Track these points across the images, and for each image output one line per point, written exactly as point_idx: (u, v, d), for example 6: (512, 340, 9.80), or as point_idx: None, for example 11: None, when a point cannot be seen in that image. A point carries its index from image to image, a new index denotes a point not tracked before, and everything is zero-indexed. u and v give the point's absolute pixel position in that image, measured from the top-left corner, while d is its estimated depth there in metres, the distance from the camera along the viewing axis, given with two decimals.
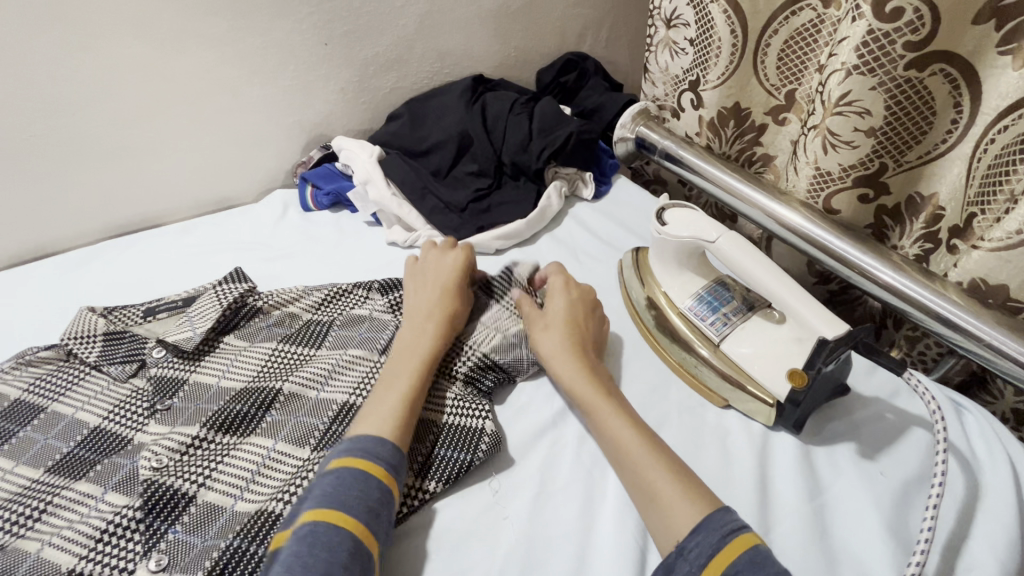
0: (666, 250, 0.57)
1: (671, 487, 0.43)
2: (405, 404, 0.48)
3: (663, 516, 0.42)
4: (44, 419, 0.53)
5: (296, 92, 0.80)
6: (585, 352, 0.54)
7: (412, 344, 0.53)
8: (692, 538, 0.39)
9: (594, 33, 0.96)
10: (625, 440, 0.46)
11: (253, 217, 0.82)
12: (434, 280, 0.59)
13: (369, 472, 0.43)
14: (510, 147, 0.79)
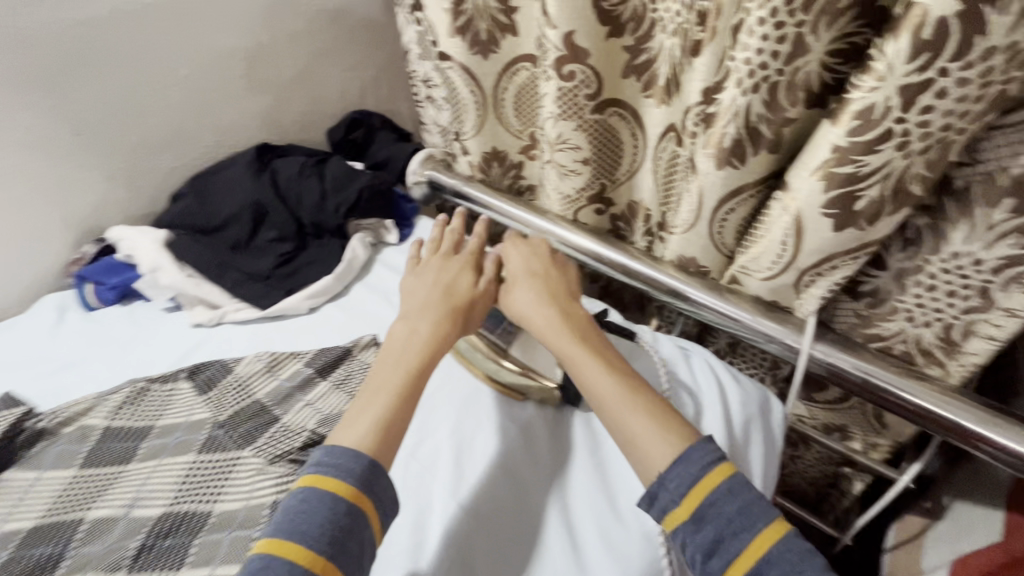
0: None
1: (645, 431, 0.51)
2: (396, 402, 0.53)
3: (644, 459, 0.50)
4: None
5: (50, 191, 0.74)
6: (566, 304, 0.63)
7: (436, 333, 0.59)
8: (671, 470, 0.48)
9: (374, 89, 1.01)
10: (605, 392, 0.55)
11: (22, 329, 0.73)
12: (437, 272, 0.67)
13: (340, 494, 0.46)
14: (307, 210, 0.82)
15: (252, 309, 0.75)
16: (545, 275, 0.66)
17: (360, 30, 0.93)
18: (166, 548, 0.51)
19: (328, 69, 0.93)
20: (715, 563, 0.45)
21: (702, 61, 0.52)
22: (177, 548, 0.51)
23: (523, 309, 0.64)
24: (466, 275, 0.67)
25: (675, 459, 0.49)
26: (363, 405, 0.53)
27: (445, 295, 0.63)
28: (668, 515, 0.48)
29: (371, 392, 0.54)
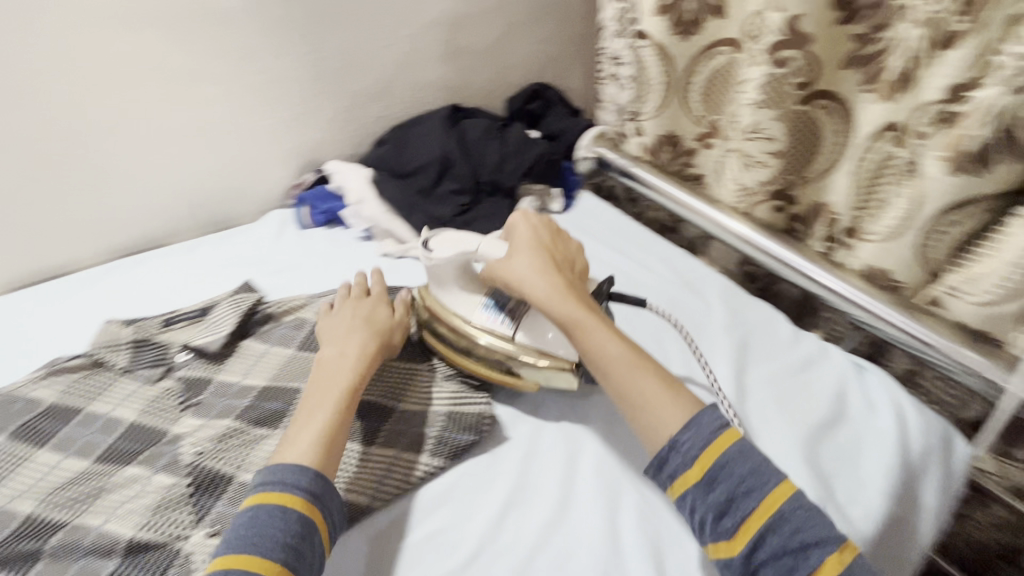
0: (441, 274, 0.64)
1: (658, 409, 0.50)
2: (335, 417, 0.51)
3: (653, 427, 0.50)
4: (83, 417, 0.59)
5: (292, 122, 0.88)
6: (570, 275, 0.60)
7: (586, 293, 0.58)
8: (683, 433, 0.48)
9: (557, 65, 1.09)
10: (611, 353, 0.53)
11: (254, 235, 0.89)
12: (352, 310, 0.63)
13: (290, 506, 0.45)
14: (487, 168, 0.90)
15: None
16: (544, 243, 0.62)
17: (545, 11, 1.02)
18: (366, 428, 0.58)
19: (517, 41, 1.02)
20: (727, 524, 0.45)
21: (953, 56, 0.52)
22: (370, 429, 0.58)
23: (522, 281, 0.59)
24: (382, 307, 0.65)
25: (686, 423, 0.49)
26: (295, 428, 0.50)
27: (366, 324, 0.61)
28: (678, 479, 0.48)
29: (311, 408, 0.52)
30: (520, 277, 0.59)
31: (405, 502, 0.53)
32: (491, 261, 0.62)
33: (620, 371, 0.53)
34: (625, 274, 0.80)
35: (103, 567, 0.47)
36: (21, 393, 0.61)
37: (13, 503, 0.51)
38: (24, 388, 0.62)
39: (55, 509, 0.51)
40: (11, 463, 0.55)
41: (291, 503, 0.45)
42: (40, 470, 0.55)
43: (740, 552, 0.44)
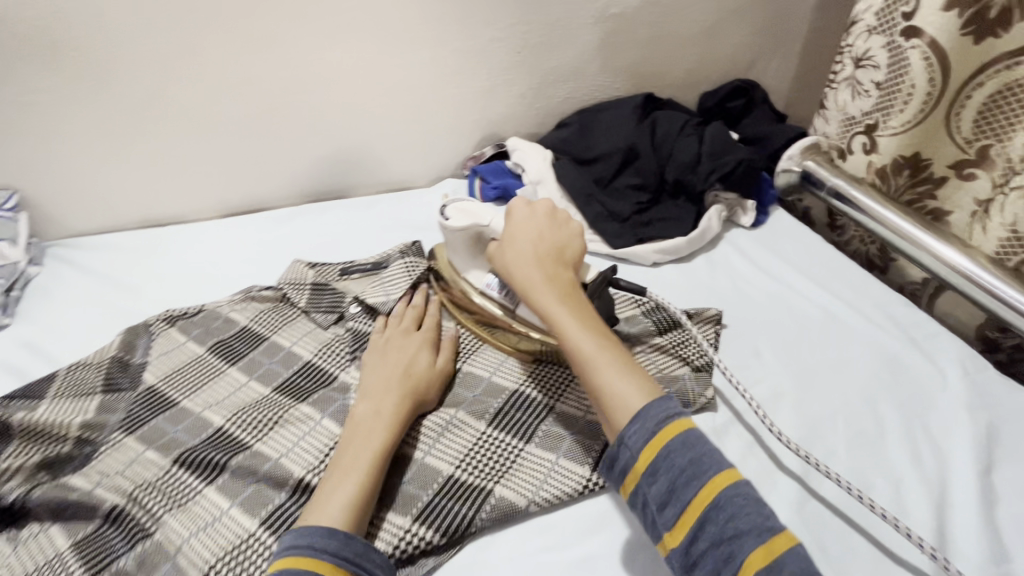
0: (453, 243, 0.60)
1: (617, 409, 0.43)
2: (366, 484, 0.45)
3: (610, 423, 0.43)
4: (267, 346, 0.63)
5: (484, 93, 0.86)
6: (547, 261, 0.52)
7: (523, 270, 0.52)
8: (631, 430, 0.41)
9: (767, 61, 0.97)
10: (583, 347, 0.46)
11: (426, 201, 0.89)
12: (397, 351, 0.56)
13: (318, 571, 0.39)
14: (675, 166, 0.81)
15: (603, 245, 0.77)
16: (540, 230, 0.54)
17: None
18: (524, 424, 0.54)
19: (730, 30, 0.91)
20: (668, 516, 0.39)
21: None
22: (529, 426, 0.54)
23: (509, 269, 0.53)
24: (424, 355, 0.56)
25: (637, 415, 0.42)
26: (328, 487, 0.45)
27: (406, 377, 0.53)
28: (626, 476, 0.41)
29: (343, 465, 0.46)
30: (506, 248, 0.54)
31: (564, 514, 0.48)
32: (496, 244, 0.56)
33: (588, 364, 0.45)
34: (826, 312, 0.68)
35: (275, 498, 0.48)
36: (222, 312, 0.67)
37: (206, 413, 0.56)
38: (223, 308, 0.68)
39: (240, 429, 0.54)
40: (210, 373, 0.60)
41: (316, 570, 0.39)
42: (231, 387, 0.59)
43: (678, 547, 0.38)
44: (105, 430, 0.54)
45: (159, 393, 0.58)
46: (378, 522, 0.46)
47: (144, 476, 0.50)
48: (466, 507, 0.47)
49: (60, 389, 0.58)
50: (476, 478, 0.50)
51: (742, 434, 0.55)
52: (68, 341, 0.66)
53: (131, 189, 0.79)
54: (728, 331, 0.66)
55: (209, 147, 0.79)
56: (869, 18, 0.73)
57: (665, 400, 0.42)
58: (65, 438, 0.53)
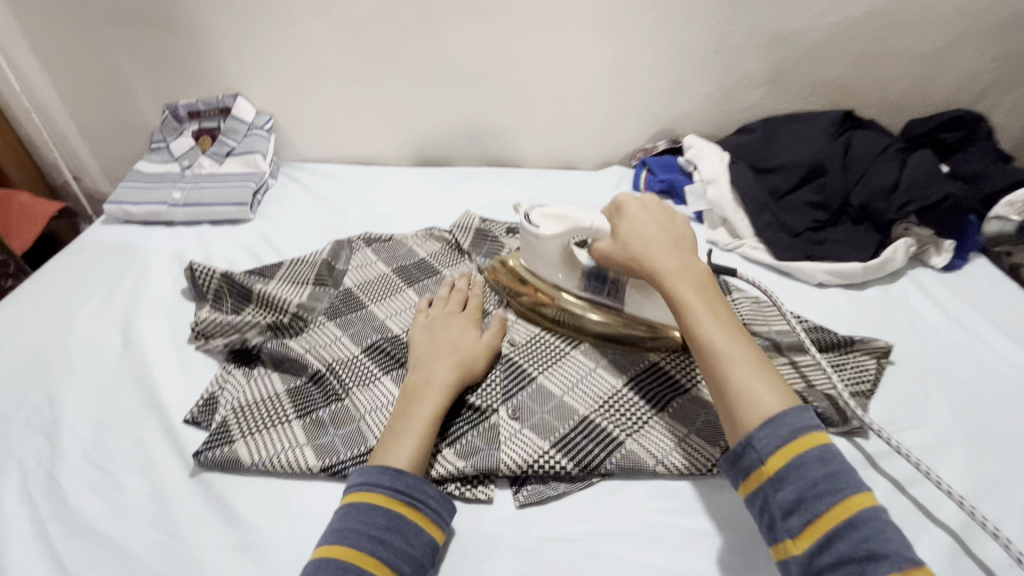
0: (542, 253, 0.59)
1: (753, 400, 0.42)
2: (424, 438, 0.48)
3: (738, 423, 0.42)
4: (440, 277, 0.72)
5: (671, 88, 0.88)
6: (681, 254, 0.51)
7: (653, 257, 0.51)
8: (761, 435, 0.40)
9: (1000, 94, 0.86)
10: (714, 339, 0.45)
11: (591, 181, 0.93)
12: (440, 329, 0.58)
13: (372, 502, 0.43)
14: (865, 190, 0.75)
15: (766, 255, 0.76)
16: (666, 225, 0.54)
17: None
18: (661, 393, 0.55)
19: (962, 54, 0.83)
20: (794, 524, 0.38)
21: None
22: (665, 396, 0.55)
23: (636, 256, 0.52)
24: (469, 331, 0.58)
25: (772, 419, 0.41)
26: (384, 444, 0.47)
27: (452, 350, 0.55)
28: (749, 476, 0.41)
29: (399, 425, 0.49)
30: (631, 235, 0.53)
31: (690, 488, 0.50)
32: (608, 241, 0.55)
33: (715, 355, 0.44)
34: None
35: None
36: (407, 243, 0.77)
37: (387, 322, 0.65)
38: (408, 240, 0.78)
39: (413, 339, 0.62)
40: (392, 289, 0.70)
41: (372, 502, 0.43)
42: (407, 304, 0.68)
43: None
44: (313, 312, 0.66)
45: (354, 295, 0.69)
46: (521, 438, 0.52)
47: (341, 355, 0.60)
48: (599, 449, 0.51)
49: (285, 275, 0.71)
50: (612, 426, 0.53)
51: (895, 470, 0.52)
52: (292, 241, 0.80)
53: (354, 128, 0.94)
54: (894, 367, 0.61)
55: (422, 102, 0.90)
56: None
57: (802, 409, 0.41)
58: (285, 310, 0.65)
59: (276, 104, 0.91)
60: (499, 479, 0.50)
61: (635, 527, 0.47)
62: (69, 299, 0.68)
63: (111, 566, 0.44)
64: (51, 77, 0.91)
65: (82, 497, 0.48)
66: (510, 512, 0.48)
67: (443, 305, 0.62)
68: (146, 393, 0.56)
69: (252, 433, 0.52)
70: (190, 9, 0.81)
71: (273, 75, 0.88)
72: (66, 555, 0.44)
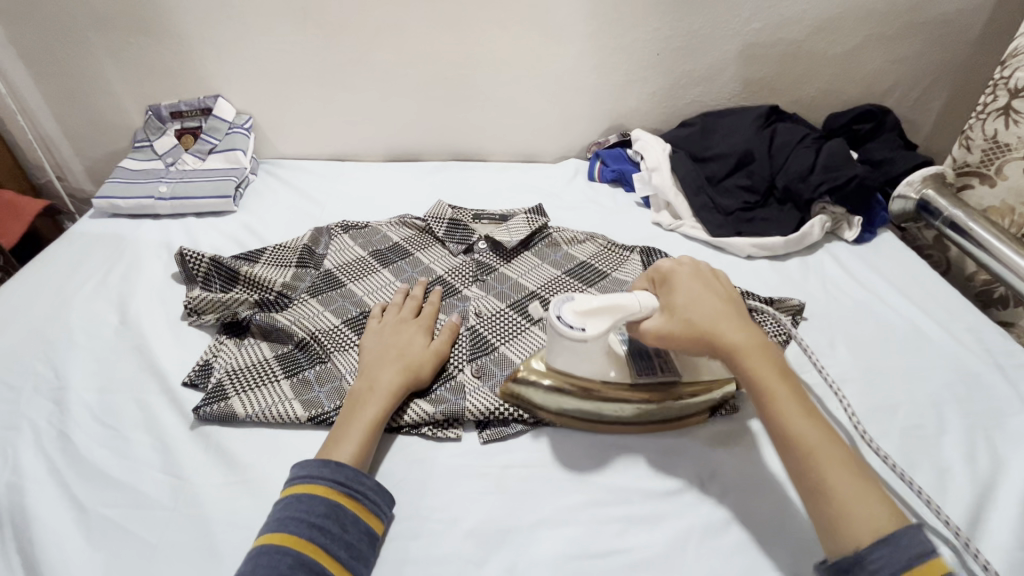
0: (585, 356, 0.51)
1: (859, 499, 0.41)
2: (364, 441, 0.52)
3: (847, 530, 0.41)
4: (412, 260, 0.79)
5: (620, 88, 0.97)
6: (747, 327, 0.49)
7: (726, 332, 0.48)
8: (873, 552, 0.39)
9: (904, 90, 0.98)
10: (810, 438, 0.44)
11: (551, 172, 1.02)
12: (391, 336, 0.62)
13: (313, 492, 0.47)
14: (786, 174, 0.86)
15: (703, 233, 0.86)
16: (718, 294, 0.51)
17: (920, 29, 0.91)
18: None
19: (870, 56, 0.94)
20: None
21: None
22: None
23: (708, 332, 0.48)
24: (419, 338, 0.62)
25: (887, 533, 0.39)
26: (330, 446, 0.51)
27: (399, 355, 0.59)
28: None
29: (341, 428, 0.53)
30: (692, 306, 0.50)
31: (628, 423, 0.58)
32: (663, 311, 0.51)
33: (811, 461, 0.43)
34: (912, 324, 0.71)
35: None
36: (382, 230, 0.85)
37: (363, 298, 0.72)
38: (383, 228, 0.85)
39: None
40: (369, 270, 0.77)
41: (312, 492, 0.47)
42: (383, 282, 0.75)
43: None
44: (297, 290, 0.73)
45: (334, 276, 0.76)
46: (483, 390, 0.60)
47: (323, 325, 0.67)
48: None
49: (269, 259, 0.78)
50: None
51: None
52: (274, 231, 0.87)
53: (330, 127, 1.01)
54: (806, 322, 0.71)
55: (392, 100, 0.97)
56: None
57: (914, 529, 0.40)
58: (271, 289, 0.72)
59: (255, 104, 0.97)
60: (465, 424, 0.58)
61: (580, 454, 0.55)
62: (66, 283, 0.74)
63: (122, 502, 0.50)
64: (36, 80, 0.96)
65: (92, 449, 0.54)
66: (474, 447, 0.56)
67: (398, 313, 0.66)
68: (145, 361, 0.63)
69: (245, 391, 0.58)
70: (173, 16, 0.87)
71: (252, 76, 0.94)
72: (82, 494, 0.50)
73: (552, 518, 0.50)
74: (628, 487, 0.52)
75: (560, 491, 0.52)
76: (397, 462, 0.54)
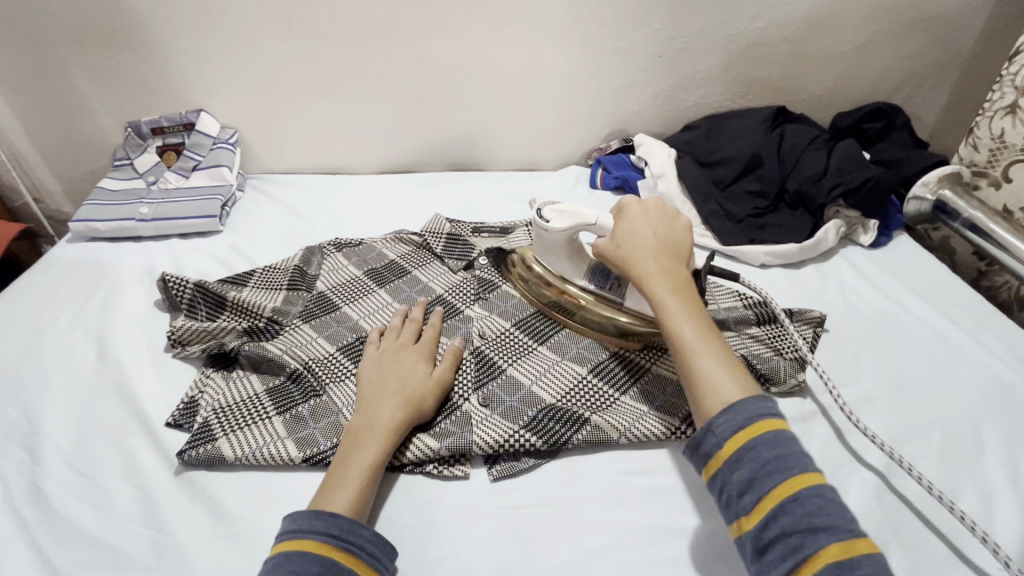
0: (551, 245, 0.64)
1: (716, 380, 0.44)
2: (363, 487, 0.47)
3: (702, 404, 0.44)
4: (410, 278, 0.75)
5: (620, 92, 0.94)
6: (669, 256, 0.54)
7: (637, 256, 0.54)
8: (720, 417, 0.42)
9: (912, 87, 0.96)
10: (684, 334, 0.47)
11: (551, 181, 0.98)
12: (390, 365, 0.57)
13: (304, 549, 0.42)
14: (798, 177, 0.82)
15: (713, 241, 0.82)
16: (656, 227, 0.56)
17: (928, 24, 0.89)
18: (620, 375, 0.60)
19: (877, 53, 0.91)
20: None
21: None
22: (626, 380, 0.60)
23: (625, 254, 0.55)
24: (420, 366, 0.57)
25: (732, 405, 0.43)
26: (324, 494, 0.46)
27: (399, 386, 0.54)
28: (709, 459, 0.42)
29: (337, 472, 0.48)
30: (624, 235, 0.56)
31: (648, 454, 0.54)
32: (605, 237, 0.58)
33: (683, 354, 0.47)
34: (938, 333, 0.67)
35: None
36: (377, 247, 0.80)
37: (359, 322, 0.68)
38: (377, 244, 0.81)
39: None
40: (365, 290, 0.73)
41: (303, 549, 0.42)
42: (380, 303, 0.71)
43: None
44: (288, 316, 0.68)
45: (327, 298, 0.72)
46: (491, 421, 0.55)
47: (317, 354, 0.63)
48: (565, 428, 0.55)
49: (257, 282, 0.74)
50: (577, 407, 0.57)
51: (829, 424, 0.57)
52: (263, 251, 0.83)
53: (320, 139, 0.97)
54: (828, 334, 0.67)
55: (383, 111, 0.93)
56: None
57: (759, 400, 0.42)
58: (260, 315, 0.67)
59: (240, 118, 0.93)
60: (474, 459, 0.54)
61: (599, 490, 0.51)
62: (41, 315, 0.69)
63: (100, 564, 0.45)
64: (8, 98, 0.91)
65: (67, 502, 0.49)
66: (485, 485, 0.52)
67: (395, 337, 0.62)
68: (125, 399, 0.58)
69: (233, 430, 0.54)
70: (151, 28, 0.83)
71: (235, 89, 0.90)
72: (55, 556, 0.46)
73: (572, 564, 0.46)
74: (654, 526, 0.48)
75: (580, 534, 0.48)
76: (402, 506, 0.50)
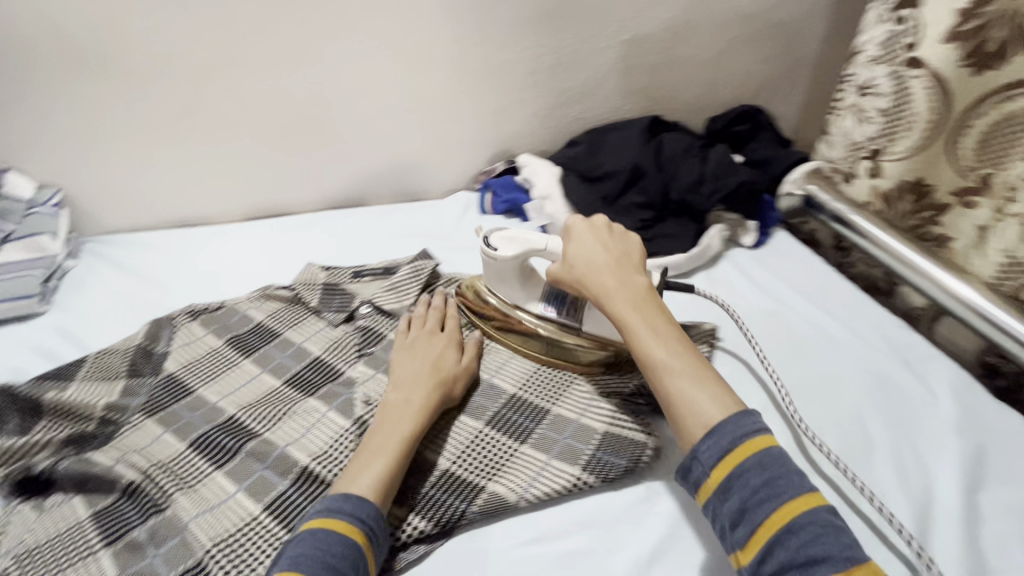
0: (503, 274, 0.60)
1: (690, 394, 0.45)
2: (393, 464, 0.48)
3: (685, 423, 0.45)
4: (280, 341, 0.66)
5: (498, 112, 0.90)
6: (626, 271, 0.54)
7: (598, 281, 0.54)
8: (705, 441, 0.43)
9: (773, 88, 1.00)
10: (651, 349, 0.48)
11: (439, 210, 0.92)
12: (424, 347, 0.58)
13: None
14: (679, 186, 0.83)
15: None
16: (607, 244, 0.56)
17: (778, 29, 0.93)
18: (520, 425, 0.56)
19: (738, 58, 0.95)
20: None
21: None
22: (525, 429, 0.56)
23: (581, 276, 0.55)
24: (452, 351, 0.59)
25: (717, 424, 0.43)
26: (355, 467, 0.47)
27: (432, 370, 0.56)
28: (700, 487, 0.43)
29: (370, 451, 0.48)
30: (574, 256, 0.56)
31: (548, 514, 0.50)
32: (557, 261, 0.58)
33: (658, 373, 0.47)
34: (819, 329, 0.69)
35: (278, 485, 0.51)
36: (242, 308, 0.70)
37: (219, 403, 0.59)
38: (241, 304, 0.71)
39: (249, 418, 0.57)
40: (225, 364, 0.63)
41: None
42: (245, 377, 0.62)
43: None
44: (127, 411, 0.58)
45: (177, 380, 0.61)
46: None
47: (163, 456, 0.53)
48: (457, 499, 0.50)
49: (89, 371, 0.60)
50: (471, 472, 0.52)
51: None
52: (100, 332, 0.70)
53: (168, 190, 0.84)
54: (723, 344, 0.67)
55: (240, 152, 0.83)
56: (873, 50, 0.75)
57: (744, 415, 0.43)
58: (91, 416, 0.56)
59: (60, 173, 0.79)
60: None
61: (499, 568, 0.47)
62: None
63: None
64: None
65: None
66: None
67: (421, 322, 0.62)
68: None
69: None
70: None
71: (49, 141, 0.76)
72: None
73: None
74: None
75: None
76: None
